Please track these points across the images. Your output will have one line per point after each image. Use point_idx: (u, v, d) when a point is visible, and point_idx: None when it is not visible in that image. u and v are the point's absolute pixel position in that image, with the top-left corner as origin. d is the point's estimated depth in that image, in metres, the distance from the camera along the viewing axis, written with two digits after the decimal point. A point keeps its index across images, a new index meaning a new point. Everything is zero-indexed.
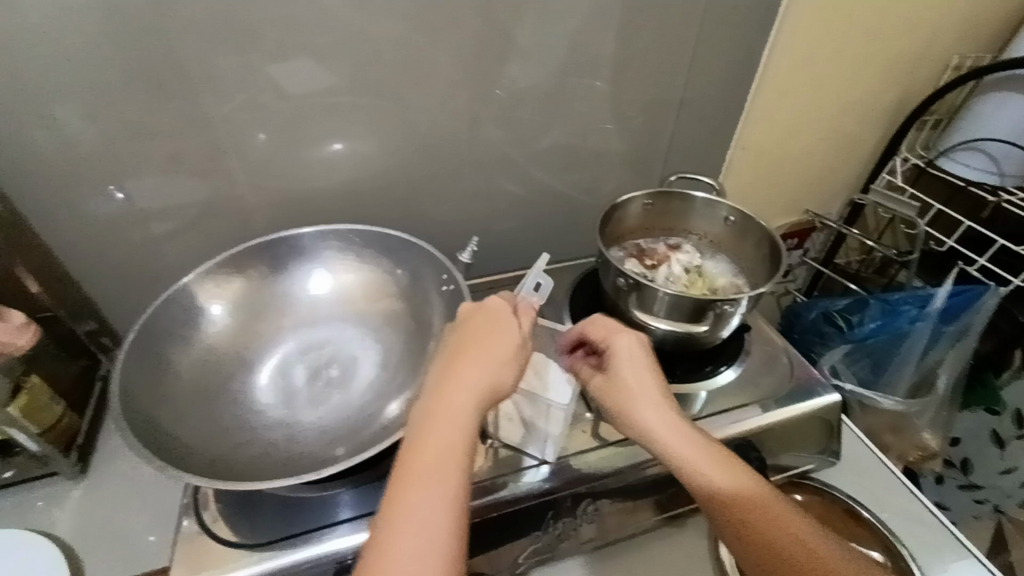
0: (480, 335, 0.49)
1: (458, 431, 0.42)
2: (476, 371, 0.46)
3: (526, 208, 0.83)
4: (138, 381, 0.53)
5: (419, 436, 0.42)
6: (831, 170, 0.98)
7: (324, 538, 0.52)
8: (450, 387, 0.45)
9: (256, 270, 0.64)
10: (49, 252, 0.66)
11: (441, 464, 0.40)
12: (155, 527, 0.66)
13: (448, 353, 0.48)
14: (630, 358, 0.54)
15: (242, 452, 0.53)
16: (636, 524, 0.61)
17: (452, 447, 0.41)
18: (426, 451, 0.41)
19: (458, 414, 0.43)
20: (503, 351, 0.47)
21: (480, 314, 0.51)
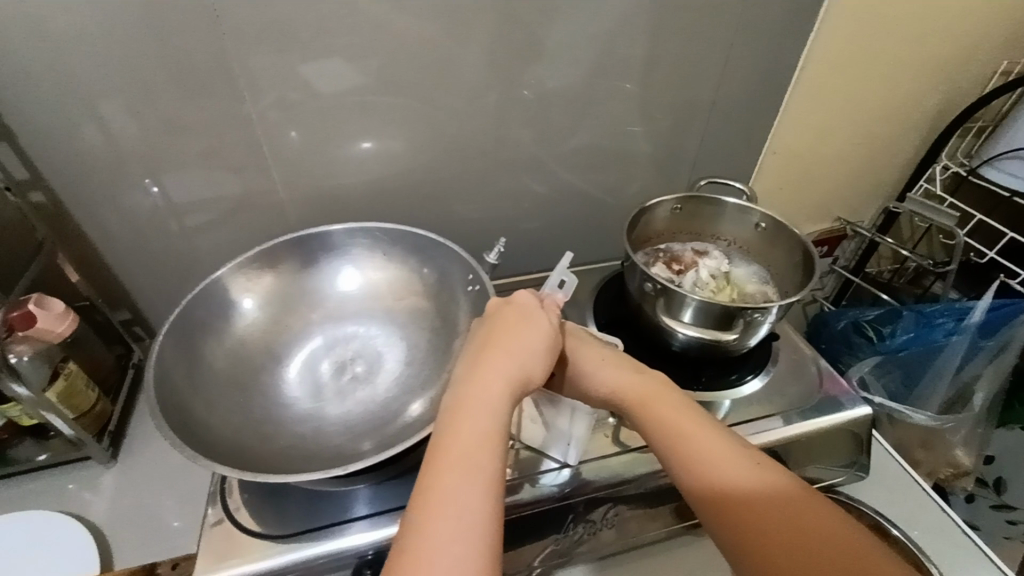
0: (510, 326, 0.50)
1: (494, 418, 0.42)
2: (508, 361, 0.46)
3: (552, 209, 0.83)
4: (173, 371, 0.54)
5: (453, 421, 0.42)
6: (865, 176, 0.95)
7: (347, 532, 0.52)
8: (484, 375, 0.45)
9: (286, 264, 0.65)
10: (89, 242, 0.68)
11: (478, 449, 0.40)
12: (182, 513, 0.67)
13: (478, 345, 0.48)
14: (591, 349, 0.55)
15: (270, 443, 0.54)
16: (655, 531, 0.60)
17: (488, 432, 0.41)
18: (461, 436, 0.41)
19: (493, 401, 0.43)
20: (533, 344, 0.49)
21: (507, 308, 0.52)
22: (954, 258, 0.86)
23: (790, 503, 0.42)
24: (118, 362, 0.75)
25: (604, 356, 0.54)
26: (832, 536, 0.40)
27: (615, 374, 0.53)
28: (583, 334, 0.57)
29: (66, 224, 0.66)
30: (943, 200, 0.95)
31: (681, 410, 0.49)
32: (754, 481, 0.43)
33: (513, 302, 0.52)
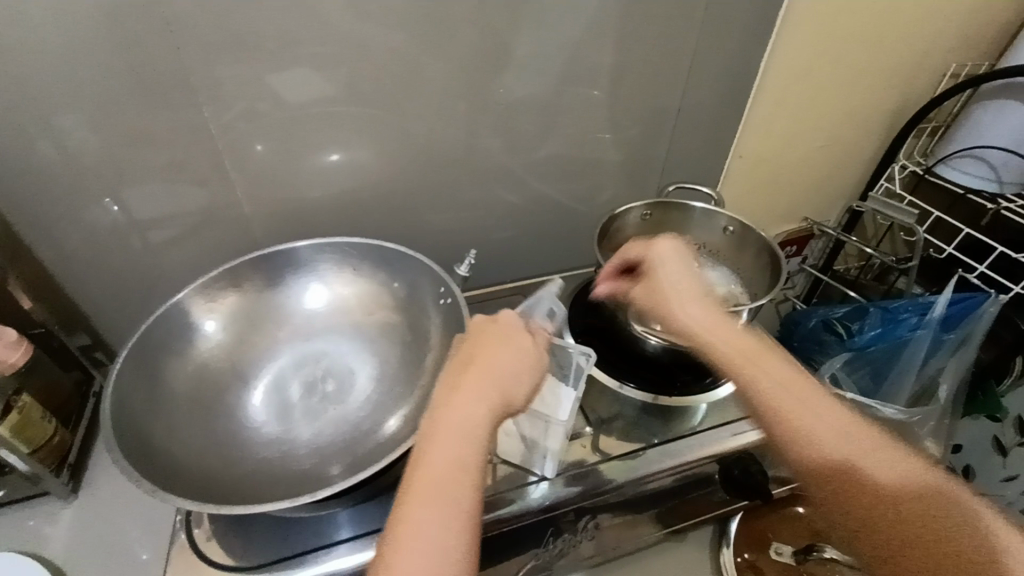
0: (486, 350, 0.48)
1: (470, 450, 0.41)
2: (486, 387, 0.45)
3: (525, 217, 0.83)
4: (132, 399, 0.52)
5: (430, 449, 0.41)
6: (830, 176, 0.97)
7: (322, 559, 0.51)
8: (460, 402, 0.44)
9: (251, 283, 0.64)
10: (43, 264, 0.65)
11: (453, 480, 0.39)
12: (149, 543, 0.65)
13: (459, 365, 0.47)
14: (677, 268, 0.60)
15: (236, 471, 0.52)
16: (638, 538, 0.61)
17: (463, 466, 0.40)
18: (436, 471, 0.40)
19: (467, 432, 0.42)
20: (515, 367, 0.47)
21: (488, 329, 0.50)
22: (915, 255, 0.89)
23: (885, 483, 0.44)
24: (78, 389, 0.71)
25: (687, 283, 0.59)
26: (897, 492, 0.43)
27: (689, 308, 0.57)
28: (676, 251, 0.61)
29: (18, 246, 0.63)
30: (903, 198, 0.98)
31: (773, 381, 0.51)
32: (848, 454, 0.46)
33: (494, 322, 0.51)
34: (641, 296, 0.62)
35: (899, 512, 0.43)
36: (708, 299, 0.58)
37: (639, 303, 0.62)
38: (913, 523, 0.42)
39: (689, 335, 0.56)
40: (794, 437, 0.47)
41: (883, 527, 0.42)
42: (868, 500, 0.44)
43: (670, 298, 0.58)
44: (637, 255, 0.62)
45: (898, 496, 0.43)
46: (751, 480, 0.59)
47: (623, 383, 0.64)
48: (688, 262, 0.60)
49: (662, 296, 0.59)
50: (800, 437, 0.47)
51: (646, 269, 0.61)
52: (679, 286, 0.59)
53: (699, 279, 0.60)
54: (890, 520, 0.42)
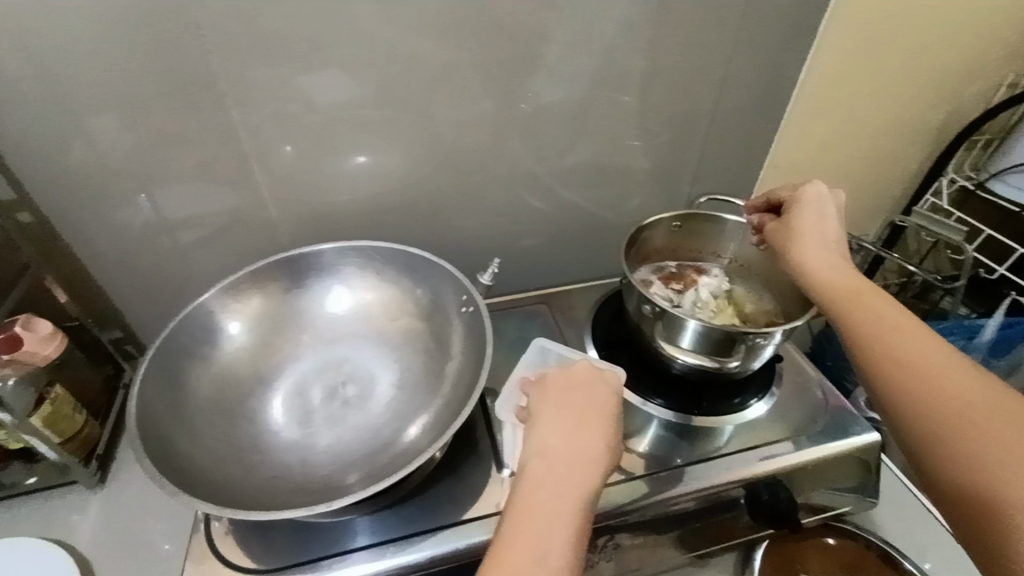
0: (587, 407, 0.48)
1: (572, 510, 0.41)
2: (590, 446, 0.45)
3: (550, 225, 0.82)
4: (157, 402, 0.53)
5: (526, 492, 0.42)
6: (872, 190, 0.93)
7: (337, 565, 0.50)
8: (561, 456, 0.44)
9: (276, 285, 0.64)
10: (79, 260, 0.67)
11: (551, 524, 0.40)
12: (171, 536, 0.66)
13: (550, 408, 0.49)
14: (824, 214, 0.56)
15: (256, 475, 0.52)
16: (659, 562, 0.58)
17: (566, 528, 0.40)
18: (538, 527, 0.40)
19: (572, 492, 0.42)
20: (606, 415, 0.48)
21: (591, 383, 0.50)
22: (962, 274, 0.84)
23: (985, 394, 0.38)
24: (108, 383, 0.73)
25: (827, 225, 0.56)
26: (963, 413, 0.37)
27: (817, 248, 0.53)
28: (830, 199, 0.57)
29: (55, 242, 0.65)
30: (950, 214, 0.93)
31: (870, 300, 0.47)
32: (940, 362, 0.40)
33: (596, 376, 0.51)
34: (768, 229, 0.59)
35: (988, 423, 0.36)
36: (843, 246, 0.54)
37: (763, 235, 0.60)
38: (1012, 437, 0.35)
39: (809, 267, 0.52)
40: (881, 346, 0.43)
41: (974, 435, 0.36)
42: (960, 410, 0.37)
43: (806, 233, 0.55)
44: (785, 192, 0.60)
45: (990, 408, 0.37)
46: (779, 504, 0.57)
47: (647, 400, 0.64)
48: (837, 215, 0.56)
49: (793, 229, 0.56)
50: (888, 346, 0.42)
51: (787, 207, 0.59)
52: (814, 221, 0.56)
53: (841, 227, 0.56)
54: (984, 432, 0.36)
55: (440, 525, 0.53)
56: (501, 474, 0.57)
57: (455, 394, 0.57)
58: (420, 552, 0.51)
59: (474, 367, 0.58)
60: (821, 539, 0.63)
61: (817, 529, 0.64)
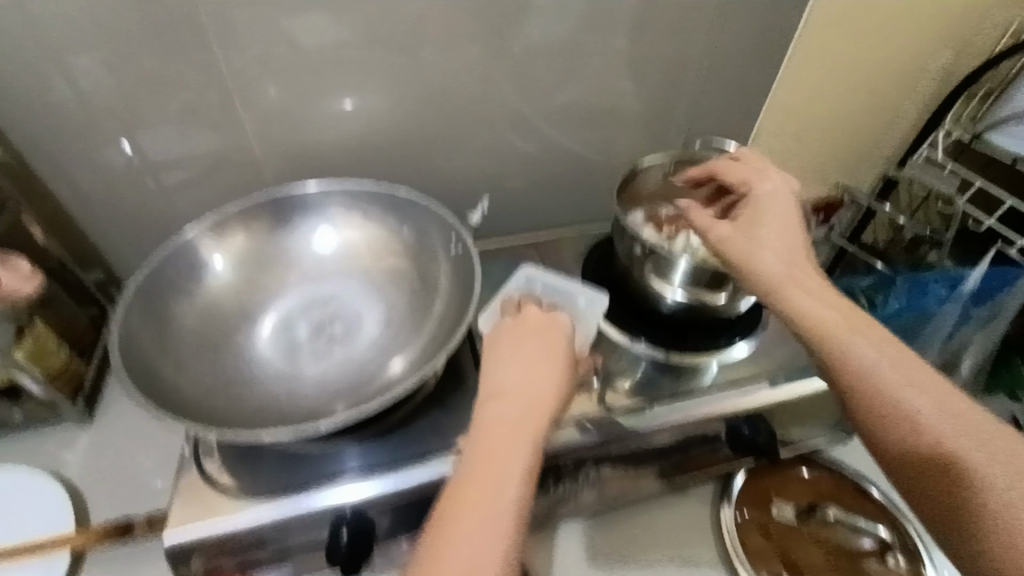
0: (541, 352, 0.48)
1: (524, 449, 0.42)
2: (542, 388, 0.46)
3: (541, 168, 0.80)
4: (141, 335, 0.53)
5: (482, 434, 0.42)
6: (864, 142, 0.92)
7: (325, 490, 0.52)
8: (520, 399, 0.44)
9: (260, 223, 0.63)
10: (58, 199, 0.66)
11: (502, 461, 0.41)
12: (162, 473, 0.65)
13: (505, 353, 0.48)
14: (781, 209, 0.54)
15: (241, 405, 0.52)
16: (639, 490, 0.60)
17: (518, 462, 0.41)
18: (495, 464, 0.40)
19: (523, 433, 0.42)
20: (556, 358, 0.48)
21: (542, 328, 0.50)
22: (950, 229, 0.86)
23: (966, 421, 0.40)
24: (94, 324, 0.72)
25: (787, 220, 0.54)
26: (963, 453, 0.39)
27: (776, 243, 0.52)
28: (785, 195, 0.56)
29: (30, 173, 0.63)
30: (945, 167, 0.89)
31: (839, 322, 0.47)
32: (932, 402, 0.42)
33: (546, 322, 0.51)
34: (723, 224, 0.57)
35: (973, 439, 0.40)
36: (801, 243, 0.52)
37: (703, 232, 0.55)
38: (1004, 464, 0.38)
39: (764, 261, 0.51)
40: (858, 368, 0.44)
41: (964, 466, 0.39)
42: (930, 432, 0.41)
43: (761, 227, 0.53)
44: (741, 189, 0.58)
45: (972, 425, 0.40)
46: (758, 440, 0.59)
47: (634, 341, 0.64)
48: (796, 213, 0.54)
49: (752, 226, 0.54)
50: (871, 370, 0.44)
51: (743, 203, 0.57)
52: (771, 215, 0.54)
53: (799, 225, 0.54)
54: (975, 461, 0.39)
55: (428, 455, 0.54)
56: None
57: (442, 330, 0.57)
58: (409, 479, 0.53)
59: (463, 304, 0.57)
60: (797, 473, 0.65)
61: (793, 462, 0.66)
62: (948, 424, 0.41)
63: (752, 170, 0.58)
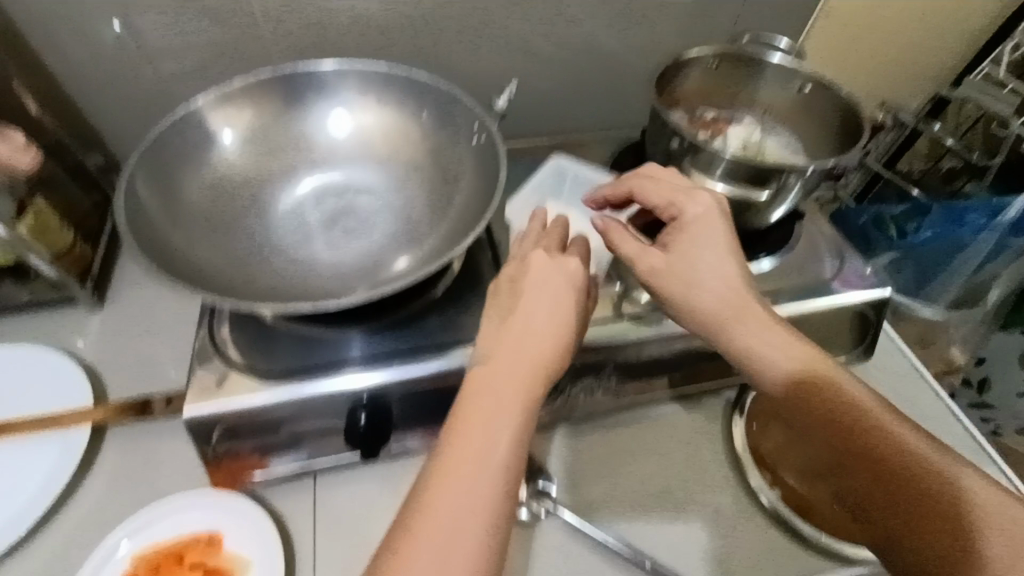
0: (550, 293, 0.46)
1: (520, 402, 0.41)
2: (543, 335, 0.44)
3: (571, 63, 0.73)
4: (147, 201, 0.50)
5: (478, 388, 0.41)
6: (922, 56, 0.84)
7: (334, 375, 0.51)
8: (516, 363, 0.42)
9: (270, 100, 0.58)
10: (55, 77, 0.64)
11: (497, 416, 0.40)
12: (178, 364, 0.64)
13: (506, 299, 0.46)
14: (716, 240, 0.48)
15: (255, 283, 0.50)
16: (651, 394, 0.62)
17: (513, 415, 0.40)
18: (487, 416, 0.40)
19: (518, 387, 0.41)
20: (562, 301, 0.46)
21: (550, 276, 0.47)
22: (1001, 154, 0.80)
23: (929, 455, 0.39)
24: (97, 210, 0.69)
25: (720, 252, 0.47)
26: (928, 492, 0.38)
27: (710, 282, 0.46)
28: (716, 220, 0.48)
29: (24, 45, 0.61)
30: None
31: (794, 365, 0.44)
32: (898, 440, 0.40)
33: (554, 267, 0.47)
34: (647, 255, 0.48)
35: (957, 488, 0.37)
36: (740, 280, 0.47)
37: (634, 267, 0.48)
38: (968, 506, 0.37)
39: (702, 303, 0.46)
40: (827, 414, 0.42)
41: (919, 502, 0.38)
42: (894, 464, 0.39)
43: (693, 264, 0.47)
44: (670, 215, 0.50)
45: (956, 476, 0.38)
46: None
47: None
48: (730, 233, 0.48)
49: (684, 258, 0.47)
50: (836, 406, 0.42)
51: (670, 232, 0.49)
52: (702, 241, 0.48)
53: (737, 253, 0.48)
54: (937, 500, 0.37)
55: (443, 347, 0.53)
56: None
57: (464, 221, 0.54)
58: (425, 369, 0.52)
59: (487, 194, 0.54)
60: None
61: None
62: (927, 474, 0.38)
63: (678, 185, 0.51)
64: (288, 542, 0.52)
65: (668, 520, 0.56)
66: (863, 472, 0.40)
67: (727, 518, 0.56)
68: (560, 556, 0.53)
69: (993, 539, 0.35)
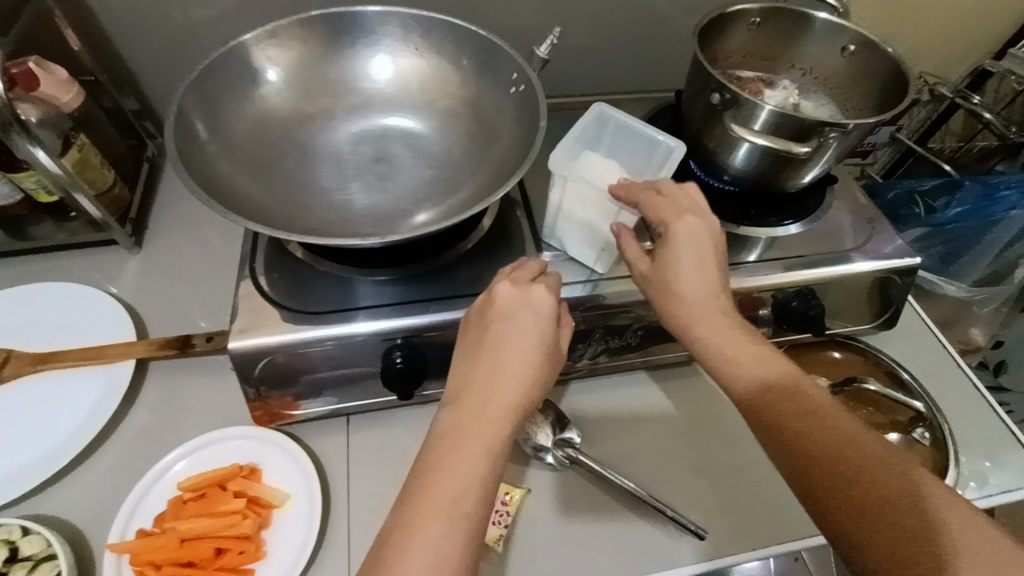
0: (516, 337, 0.43)
1: (484, 460, 0.39)
2: (508, 384, 0.42)
3: (608, 20, 0.72)
4: (196, 128, 0.52)
5: (441, 447, 0.40)
6: (966, 23, 0.82)
7: (345, 320, 0.51)
8: (483, 398, 0.41)
9: (313, 42, 0.60)
10: (95, 18, 0.65)
11: (459, 478, 0.38)
12: (207, 315, 0.65)
13: (472, 344, 0.44)
14: (702, 259, 0.47)
15: (295, 219, 0.52)
16: (669, 355, 0.61)
17: (477, 476, 0.38)
18: (448, 475, 0.38)
19: (479, 443, 0.39)
20: (527, 346, 0.43)
21: (518, 310, 0.44)
22: None
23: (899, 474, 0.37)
24: (131, 152, 0.72)
25: (705, 270, 0.46)
26: (898, 513, 0.35)
27: (695, 294, 0.46)
28: (705, 240, 0.47)
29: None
30: None
31: (760, 370, 0.43)
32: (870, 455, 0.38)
33: (521, 299, 0.45)
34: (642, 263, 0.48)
35: (931, 510, 0.35)
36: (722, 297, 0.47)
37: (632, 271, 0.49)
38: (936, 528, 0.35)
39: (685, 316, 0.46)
40: (795, 425, 0.40)
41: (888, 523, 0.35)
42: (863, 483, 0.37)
43: (682, 279, 0.46)
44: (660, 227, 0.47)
45: (930, 496, 0.36)
46: (809, 313, 0.57)
47: None
48: (714, 247, 0.47)
49: (669, 278, 0.47)
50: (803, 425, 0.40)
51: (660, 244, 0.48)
52: (689, 260, 0.46)
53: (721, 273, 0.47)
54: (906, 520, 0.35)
55: (460, 296, 0.53)
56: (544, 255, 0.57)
57: (501, 169, 0.54)
58: (444, 317, 0.51)
59: (525, 142, 0.54)
60: (828, 353, 0.65)
61: (826, 343, 0.66)
62: (899, 491, 0.36)
63: (671, 202, 0.48)
64: (322, 477, 0.54)
65: (687, 474, 0.56)
66: (835, 498, 0.37)
67: (746, 475, 0.57)
68: (582, 502, 0.54)
69: (967, 556, 0.33)
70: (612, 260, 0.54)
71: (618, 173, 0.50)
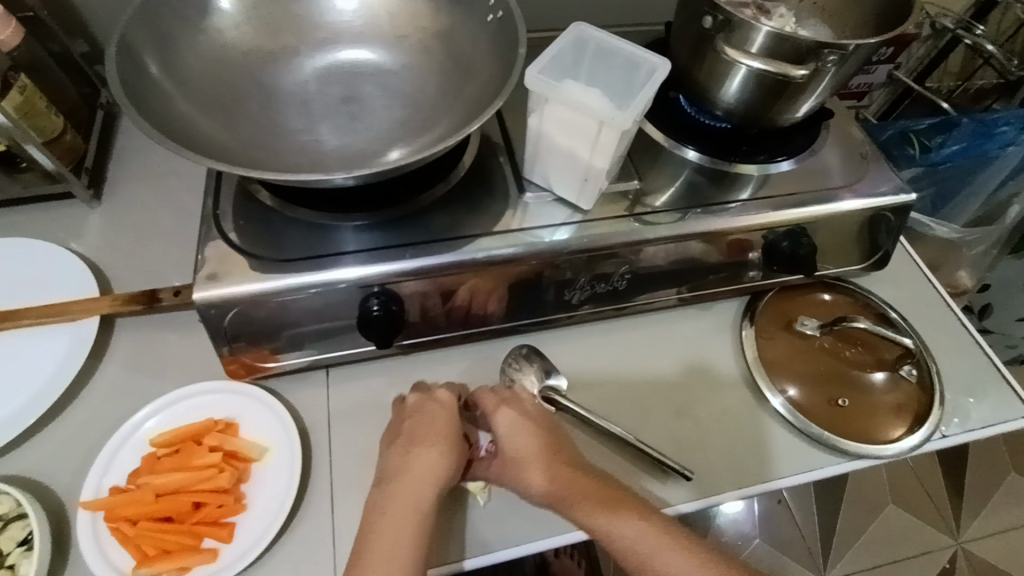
0: (421, 429, 0.49)
1: (412, 534, 0.43)
2: (421, 464, 0.46)
3: None
4: (145, 63, 0.48)
5: (371, 532, 0.44)
6: None
7: (320, 266, 0.48)
8: (399, 484, 0.46)
9: None
10: None
11: (389, 557, 0.42)
12: (176, 269, 0.61)
13: (388, 441, 0.50)
14: (536, 428, 0.49)
15: (258, 160, 0.48)
16: (657, 300, 0.59)
17: (405, 551, 0.43)
18: (378, 559, 0.42)
19: (405, 520, 0.44)
20: (435, 432, 0.48)
21: (425, 404, 0.51)
22: None
23: None
24: (85, 100, 0.67)
25: (545, 439, 0.49)
26: None
27: (544, 471, 0.47)
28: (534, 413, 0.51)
29: None
30: None
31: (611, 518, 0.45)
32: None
33: (424, 396, 0.51)
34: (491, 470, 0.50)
35: None
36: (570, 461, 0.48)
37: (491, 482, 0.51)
38: None
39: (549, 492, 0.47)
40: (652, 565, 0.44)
41: None
42: None
43: (524, 458, 0.48)
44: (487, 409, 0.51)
45: None
46: (798, 252, 0.56)
47: (680, 146, 0.59)
48: (543, 424, 0.50)
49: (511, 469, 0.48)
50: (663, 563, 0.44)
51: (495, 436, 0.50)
52: (523, 439, 0.49)
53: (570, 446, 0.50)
54: None
55: (438, 239, 0.50)
56: (523, 197, 0.54)
57: (477, 102, 0.51)
58: (421, 263, 0.49)
59: (503, 72, 0.50)
60: (818, 295, 0.63)
61: (816, 286, 0.63)
62: None
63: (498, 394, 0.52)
64: (303, 430, 0.53)
65: (673, 418, 0.56)
66: None
67: (734, 418, 0.56)
68: None
69: None
70: (596, 195, 0.52)
71: (598, 96, 0.47)
